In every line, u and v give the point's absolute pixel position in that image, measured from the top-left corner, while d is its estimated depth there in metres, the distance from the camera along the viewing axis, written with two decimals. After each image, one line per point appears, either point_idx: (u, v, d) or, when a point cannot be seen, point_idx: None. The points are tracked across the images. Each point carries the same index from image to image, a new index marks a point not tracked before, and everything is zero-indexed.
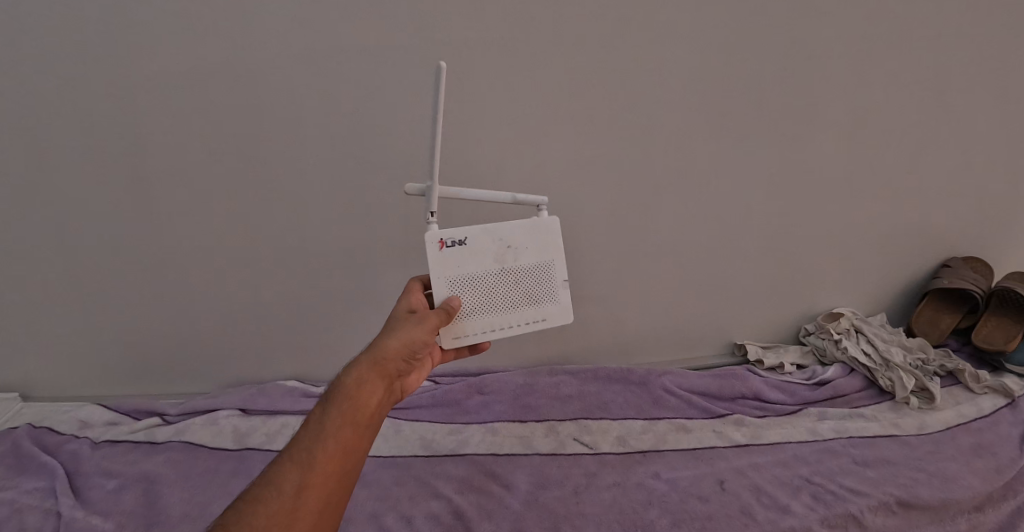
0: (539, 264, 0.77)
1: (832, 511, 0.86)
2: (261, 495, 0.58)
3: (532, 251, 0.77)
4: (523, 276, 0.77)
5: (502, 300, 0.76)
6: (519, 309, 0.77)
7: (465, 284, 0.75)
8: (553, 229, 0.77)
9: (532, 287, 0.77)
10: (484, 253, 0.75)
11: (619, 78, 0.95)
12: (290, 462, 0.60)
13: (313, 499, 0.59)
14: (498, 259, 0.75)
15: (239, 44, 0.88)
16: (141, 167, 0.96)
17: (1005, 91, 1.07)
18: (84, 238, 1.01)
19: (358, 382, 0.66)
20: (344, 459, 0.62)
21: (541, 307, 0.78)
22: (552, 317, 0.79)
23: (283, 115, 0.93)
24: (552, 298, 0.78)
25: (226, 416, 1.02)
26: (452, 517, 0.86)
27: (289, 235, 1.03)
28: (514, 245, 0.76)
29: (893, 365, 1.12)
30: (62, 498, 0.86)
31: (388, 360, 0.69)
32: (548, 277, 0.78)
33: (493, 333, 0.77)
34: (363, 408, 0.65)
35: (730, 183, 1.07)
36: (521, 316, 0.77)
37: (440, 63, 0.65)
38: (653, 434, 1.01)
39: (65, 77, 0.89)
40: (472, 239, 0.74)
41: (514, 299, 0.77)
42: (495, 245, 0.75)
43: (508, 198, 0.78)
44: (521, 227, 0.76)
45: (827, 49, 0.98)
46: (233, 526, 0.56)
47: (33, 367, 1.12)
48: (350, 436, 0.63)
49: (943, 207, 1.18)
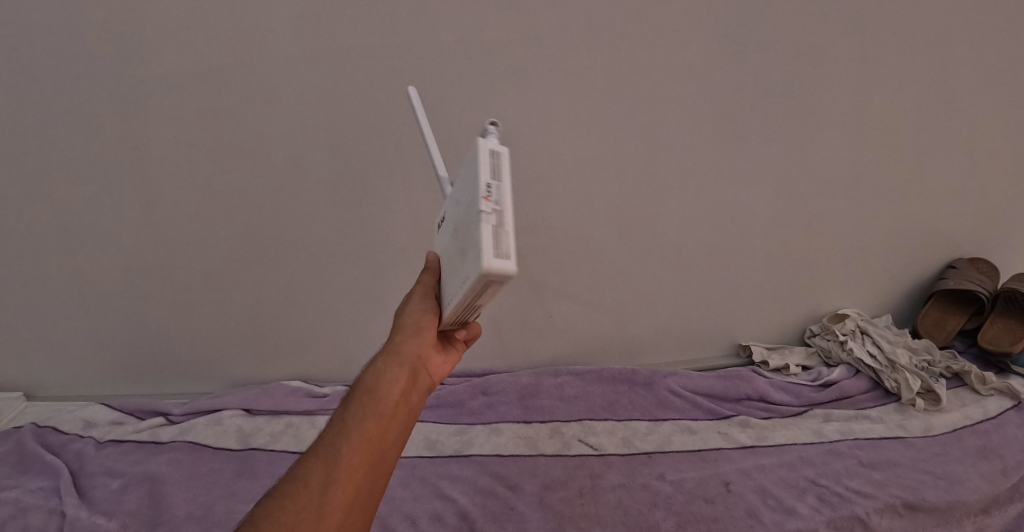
0: (466, 206, 0.58)
1: (839, 513, 0.86)
2: (287, 491, 0.55)
3: (463, 194, 0.59)
4: (458, 229, 0.60)
5: (450, 266, 0.62)
6: (456, 268, 0.59)
7: (438, 261, 0.67)
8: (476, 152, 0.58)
9: (461, 238, 0.58)
10: (445, 221, 0.66)
11: (622, 77, 0.94)
12: (315, 457, 0.57)
13: (341, 494, 0.55)
14: (450, 221, 0.64)
15: (240, 43, 0.87)
16: (145, 167, 0.95)
17: (1011, 89, 1.06)
18: (86, 238, 1.01)
19: (377, 374, 0.62)
20: (371, 452, 0.58)
21: (465, 260, 0.56)
22: (472, 269, 0.54)
23: (286, 115, 0.93)
24: (469, 245, 0.55)
25: (230, 416, 1.02)
26: (457, 518, 0.85)
27: (293, 236, 1.03)
28: (457, 198, 0.62)
29: (899, 366, 1.12)
30: (66, 497, 0.86)
31: (404, 344, 0.65)
32: (470, 219, 0.56)
33: (445, 309, 0.62)
34: (385, 396, 0.61)
35: (733, 183, 1.06)
36: (456, 277, 0.59)
37: (411, 87, 0.74)
38: (658, 435, 1.00)
39: (58, 75, 0.87)
40: (444, 215, 0.68)
41: (453, 260, 0.60)
42: (449, 208, 0.64)
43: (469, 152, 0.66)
44: (462, 171, 0.62)
45: (831, 46, 0.97)
46: (260, 520, 0.53)
47: (36, 367, 1.12)
48: (375, 427, 0.59)
49: (948, 207, 1.17)
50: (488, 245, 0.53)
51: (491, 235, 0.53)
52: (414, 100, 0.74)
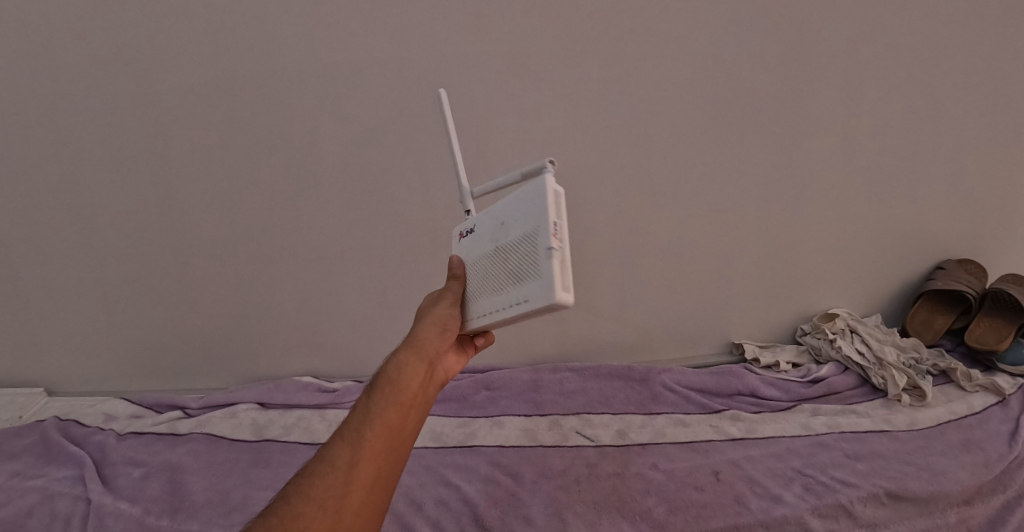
0: (524, 234, 0.64)
1: (823, 501, 0.89)
2: (316, 470, 0.59)
3: (519, 222, 0.66)
4: (510, 250, 0.66)
5: (495, 281, 0.68)
6: (507, 289, 0.65)
7: (472, 271, 0.73)
8: (538, 191, 0.63)
9: (517, 262, 0.64)
10: (485, 235, 0.71)
11: (617, 86, 0.99)
12: (340, 440, 0.61)
13: (365, 474, 0.60)
14: (493, 238, 0.70)
15: (257, 54, 0.94)
16: (163, 170, 1.01)
17: (995, 96, 1.11)
18: (108, 238, 1.06)
19: (399, 366, 0.67)
20: (391, 437, 0.63)
21: (523, 285, 0.63)
22: (535, 298, 0.61)
23: (300, 123, 0.98)
24: (536, 272, 0.62)
25: (244, 409, 1.07)
26: (460, 504, 0.89)
27: (303, 236, 1.07)
28: (506, 218, 0.68)
29: (886, 363, 1.15)
30: (91, 484, 0.90)
31: (426, 341, 0.70)
32: (532, 248, 0.63)
33: (486, 318, 0.68)
34: (406, 387, 0.66)
35: (725, 183, 1.10)
36: (508, 297, 0.65)
37: (440, 90, 0.74)
38: (651, 427, 1.05)
39: (87, 83, 0.95)
40: (477, 226, 0.73)
41: (503, 277, 0.66)
42: (489, 225, 0.70)
43: (518, 174, 0.70)
44: (513, 198, 0.67)
45: (817, 56, 1.02)
46: (293, 494, 0.57)
47: (56, 362, 1.17)
48: (395, 415, 0.64)
49: (935, 208, 1.21)
50: (557, 278, 0.60)
51: (560, 269, 0.61)
52: (444, 105, 0.74)
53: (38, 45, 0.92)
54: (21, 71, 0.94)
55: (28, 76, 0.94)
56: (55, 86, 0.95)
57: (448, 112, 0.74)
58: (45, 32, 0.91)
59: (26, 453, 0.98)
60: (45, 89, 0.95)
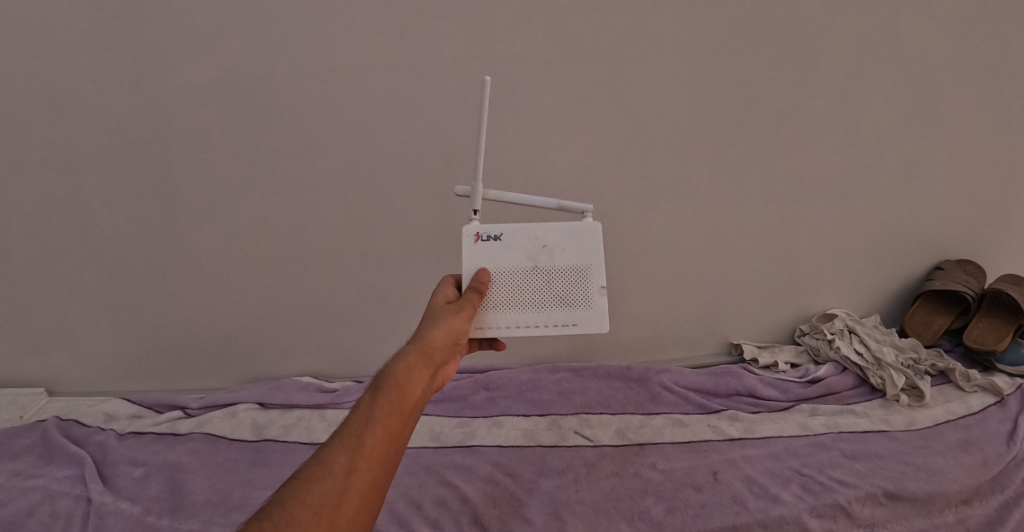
0: (574, 266, 0.78)
1: (821, 501, 0.90)
2: (314, 474, 0.59)
3: (566, 253, 0.78)
4: (555, 276, 0.78)
5: (533, 298, 0.78)
6: (549, 309, 0.78)
7: (498, 279, 0.78)
8: (592, 235, 0.78)
9: (565, 289, 0.78)
10: (520, 251, 0.78)
11: (615, 87, 1.00)
12: (339, 445, 0.62)
13: (361, 481, 0.60)
14: (531, 257, 0.78)
15: (257, 56, 0.94)
16: (164, 170, 1.01)
17: (992, 96, 1.11)
18: (108, 239, 1.06)
19: (403, 374, 0.68)
20: (390, 444, 0.64)
21: (571, 311, 0.78)
22: (585, 323, 0.78)
23: (299, 124, 0.99)
24: (586, 303, 0.78)
25: (244, 409, 1.07)
26: (459, 503, 0.90)
27: (303, 236, 1.08)
28: (550, 244, 0.78)
29: (885, 364, 1.15)
30: (92, 484, 0.91)
31: (435, 350, 0.71)
32: (583, 282, 0.78)
33: (517, 329, 0.77)
34: (407, 397, 0.67)
35: (724, 183, 1.11)
36: (550, 316, 0.78)
37: (485, 78, 0.71)
38: (650, 427, 1.05)
39: (88, 84, 0.95)
40: (508, 236, 0.78)
41: (545, 296, 0.77)
42: (528, 243, 0.78)
43: (553, 203, 0.80)
44: (562, 230, 0.78)
45: (815, 57, 1.03)
46: (289, 499, 0.57)
47: (56, 362, 1.17)
48: (395, 422, 0.65)
49: (934, 209, 1.21)
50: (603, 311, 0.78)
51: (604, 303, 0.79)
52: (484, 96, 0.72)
53: (38, 46, 0.92)
54: (19, 72, 0.94)
55: (27, 77, 0.94)
56: (55, 87, 0.95)
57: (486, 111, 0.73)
58: (46, 33, 0.92)
59: (26, 454, 0.98)
60: (46, 90, 0.95)
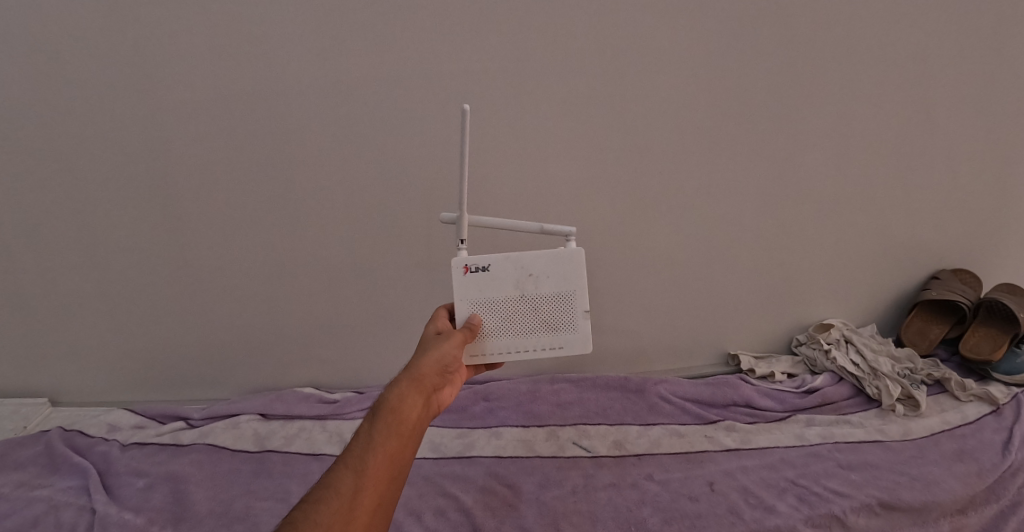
0: (559, 292, 0.81)
1: (816, 511, 0.91)
2: (321, 496, 0.60)
3: (553, 280, 0.80)
4: (542, 303, 0.80)
5: (522, 325, 0.81)
6: (538, 334, 0.81)
7: (487, 308, 0.80)
8: (576, 262, 0.80)
9: (552, 315, 0.81)
10: (508, 281, 0.80)
11: (613, 100, 1.02)
12: (344, 467, 0.63)
13: (368, 500, 0.61)
14: (518, 286, 0.80)
15: (260, 72, 0.96)
16: (166, 184, 1.03)
17: (985, 108, 1.13)
18: (111, 250, 1.08)
19: (400, 397, 0.69)
20: (393, 465, 0.64)
21: (559, 335, 0.81)
22: (571, 346, 0.81)
23: (301, 138, 1.00)
24: (571, 327, 0.81)
25: (247, 420, 1.08)
26: (458, 514, 0.91)
27: (304, 248, 1.09)
28: (536, 273, 0.80)
29: (881, 374, 1.16)
30: (95, 495, 0.92)
31: (426, 376, 0.72)
32: (567, 308, 0.81)
33: (510, 355, 0.81)
34: (407, 418, 0.67)
35: (719, 193, 1.12)
36: (540, 341, 0.81)
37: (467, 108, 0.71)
38: (647, 438, 1.06)
39: (92, 100, 0.97)
40: (495, 266, 0.80)
41: (533, 323, 0.80)
42: (514, 272, 0.80)
43: (535, 227, 0.83)
44: (546, 257, 0.80)
45: (810, 70, 1.04)
46: (301, 521, 0.58)
47: (60, 373, 1.19)
48: (396, 445, 0.65)
49: (930, 219, 1.23)
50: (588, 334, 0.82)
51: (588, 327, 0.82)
52: (467, 124, 0.72)
53: (40, 59, 0.94)
54: (21, 85, 0.96)
55: (31, 92, 0.96)
56: (60, 103, 0.97)
57: (467, 145, 0.73)
58: (52, 52, 0.94)
59: (30, 464, 1.00)
60: (50, 105, 0.97)
